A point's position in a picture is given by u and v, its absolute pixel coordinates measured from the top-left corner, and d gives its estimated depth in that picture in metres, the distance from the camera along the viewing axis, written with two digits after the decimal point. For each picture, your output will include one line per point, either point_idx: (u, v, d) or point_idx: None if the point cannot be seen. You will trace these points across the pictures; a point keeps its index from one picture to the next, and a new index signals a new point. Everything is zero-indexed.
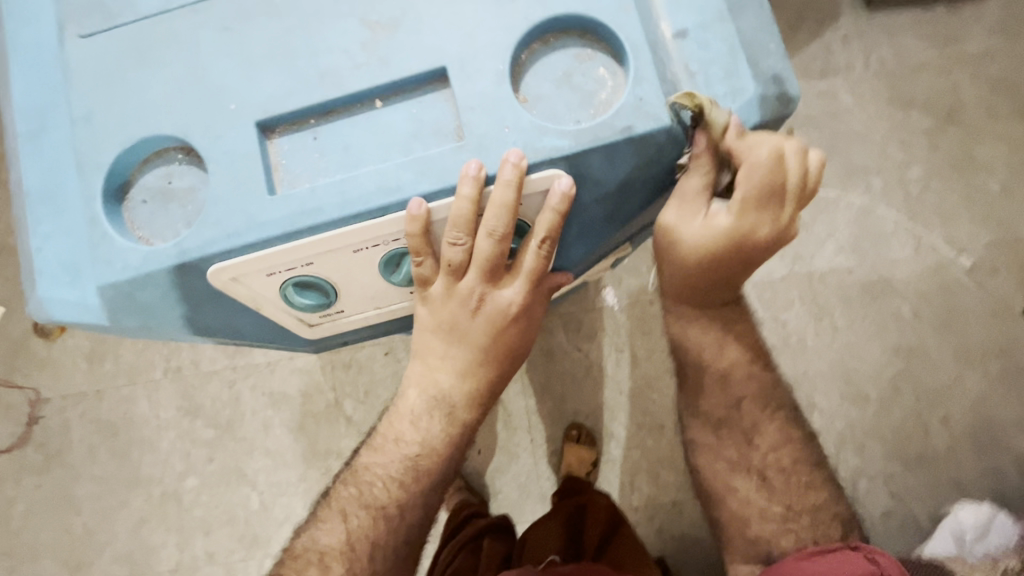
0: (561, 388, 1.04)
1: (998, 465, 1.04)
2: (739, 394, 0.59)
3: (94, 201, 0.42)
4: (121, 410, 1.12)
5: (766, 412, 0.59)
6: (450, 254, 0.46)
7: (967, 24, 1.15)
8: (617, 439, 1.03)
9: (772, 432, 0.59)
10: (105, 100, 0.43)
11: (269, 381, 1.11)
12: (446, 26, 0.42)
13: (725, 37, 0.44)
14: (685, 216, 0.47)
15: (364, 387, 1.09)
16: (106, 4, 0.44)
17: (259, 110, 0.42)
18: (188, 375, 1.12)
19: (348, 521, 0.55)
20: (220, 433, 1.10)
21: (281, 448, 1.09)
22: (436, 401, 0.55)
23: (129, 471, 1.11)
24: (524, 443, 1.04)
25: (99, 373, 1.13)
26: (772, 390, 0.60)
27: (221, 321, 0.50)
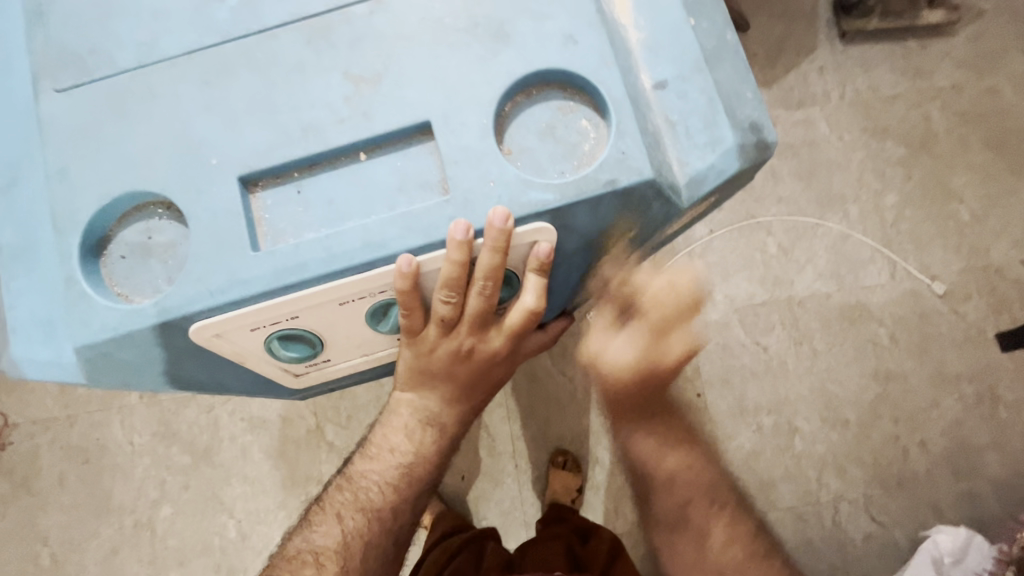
0: (545, 412, 1.04)
1: (972, 489, 1.06)
2: (682, 496, 0.54)
3: (71, 259, 0.41)
4: (94, 435, 1.09)
5: (715, 511, 0.54)
6: (441, 309, 0.43)
7: (936, 58, 1.19)
8: (600, 463, 1.03)
9: (727, 534, 0.54)
10: (82, 156, 0.42)
11: (248, 406, 1.08)
12: (429, 80, 0.42)
13: (704, 88, 0.43)
14: (607, 343, 0.51)
15: (345, 412, 1.07)
16: (85, 58, 0.44)
17: (242, 164, 0.41)
18: (164, 400, 1.09)
19: (343, 523, 0.53)
20: (197, 459, 1.07)
21: (260, 475, 1.06)
22: (430, 422, 0.52)
23: (101, 499, 1.07)
24: (508, 469, 1.03)
25: (72, 398, 1.10)
26: (718, 486, 0.55)
27: (202, 374, 0.49)
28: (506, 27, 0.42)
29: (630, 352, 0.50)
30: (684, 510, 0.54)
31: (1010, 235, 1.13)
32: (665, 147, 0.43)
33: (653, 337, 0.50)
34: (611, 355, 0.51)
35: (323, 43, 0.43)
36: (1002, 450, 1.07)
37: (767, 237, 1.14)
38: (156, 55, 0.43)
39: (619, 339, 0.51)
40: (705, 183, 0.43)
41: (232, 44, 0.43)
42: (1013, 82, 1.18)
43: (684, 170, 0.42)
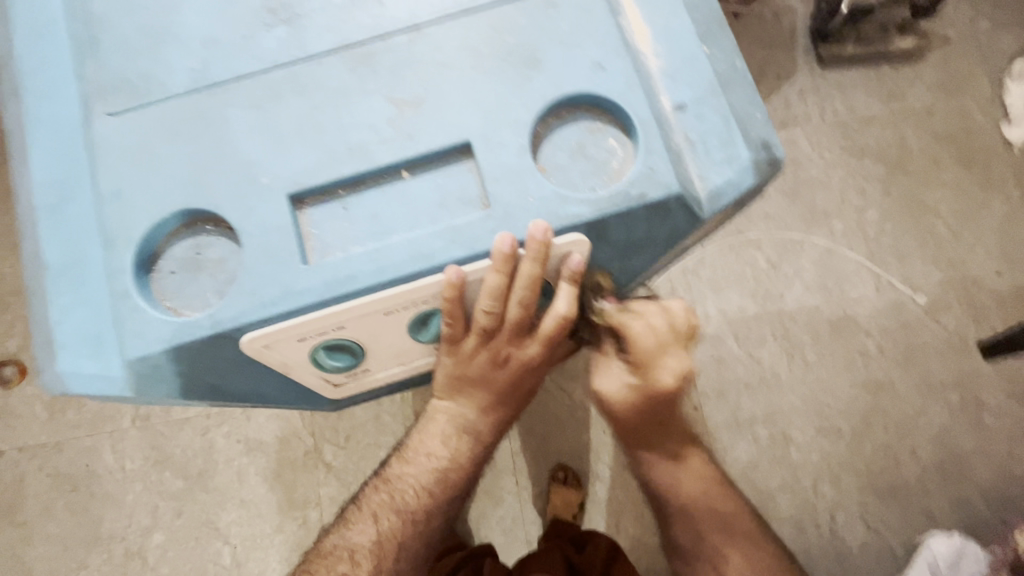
0: (545, 428, 1.05)
1: (963, 495, 1.09)
2: (698, 529, 0.66)
3: (124, 275, 0.43)
4: (82, 462, 1.07)
5: (730, 540, 0.66)
6: (482, 319, 0.46)
7: (909, 81, 1.27)
8: (600, 479, 1.04)
9: (741, 563, 0.65)
10: (134, 176, 0.44)
11: (244, 428, 1.08)
12: (467, 104, 0.45)
13: (719, 110, 0.47)
14: (627, 321, 0.53)
15: (344, 432, 1.07)
16: (136, 83, 0.46)
17: (291, 182, 0.44)
18: (158, 423, 1.08)
19: (378, 523, 0.54)
20: (191, 484, 1.06)
21: (257, 498, 1.05)
22: (465, 429, 0.53)
23: (90, 528, 1.05)
24: (509, 487, 1.04)
25: (62, 423, 1.09)
26: (735, 522, 0.67)
27: (244, 386, 0.49)
28: (537, 54, 0.45)
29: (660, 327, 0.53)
30: (700, 541, 0.67)
31: (985, 248, 1.19)
32: (687, 164, 0.45)
33: (649, 363, 0.54)
34: (608, 387, 0.57)
35: (367, 69, 0.45)
36: (989, 454, 1.11)
37: (755, 252, 1.18)
38: (208, 80, 0.46)
39: (613, 369, 0.57)
40: (724, 197, 0.46)
41: (279, 69, 0.46)
42: (980, 103, 1.26)
43: (705, 185, 0.45)
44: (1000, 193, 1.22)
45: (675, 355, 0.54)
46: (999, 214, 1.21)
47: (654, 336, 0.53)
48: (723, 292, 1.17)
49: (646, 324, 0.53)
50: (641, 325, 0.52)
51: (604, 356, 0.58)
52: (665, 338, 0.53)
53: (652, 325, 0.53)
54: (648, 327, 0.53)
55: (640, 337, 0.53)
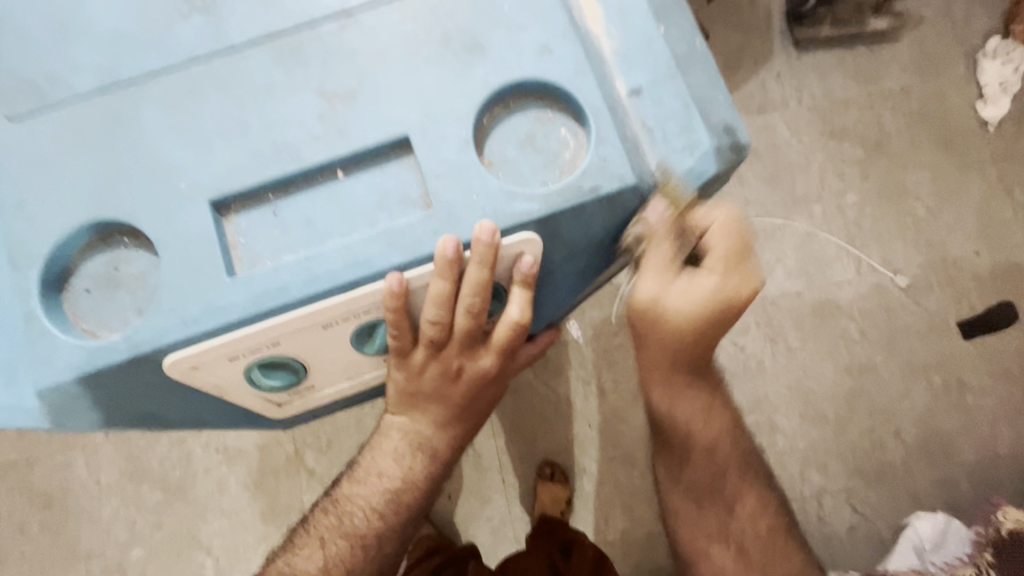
0: (531, 423, 1.03)
1: (947, 476, 1.09)
2: (717, 467, 0.61)
3: (30, 295, 0.39)
4: (54, 479, 1.03)
5: (745, 483, 0.62)
6: (429, 330, 0.42)
7: (885, 62, 1.25)
8: (588, 473, 1.02)
9: (755, 508, 0.61)
10: (37, 187, 0.40)
11: (221, 437, 1.04)
12: (405, 95, 0.41)
13: (678, 95, 0.43)
14: (664, 283, 0.48)
15: (324, 438, 1.03)
16: (37, 83, 0.42)
17: (213, 188, 0.40)
18: (130, 436, 1.04)
19: (326, 548, 0.50)
20: (168, 497, 1.02)
21: (237, 508, 1.02)
22: (419, 446, 0.50)
23: (65, 547, 1.01)
24: (495, 485, 1.01)
25: (30, 440, 1.04)
26: (754, 460, 0.63)
27: (177, 410, 0.46)
28: (480, 38, 0.42)
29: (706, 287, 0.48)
30: (718, 480, 0.61)
31: (964, 228, 1.18)
32: (644, 152, 0.42)
33: (724, 268, 0.48)
34: (671, 300, 0.49)
35: (293, 61, 0.42)
36: (974, 434, 1.11)
37: None
38: (117, 77, 0.41)
39: (679, 283, 0.48)
40: (685, 187, 0.43)
41: (197, 64, 0.42)
42: (955, 83, 1.24)
43: (663, 175, 0.42)
44: (976, 173, 1.21)
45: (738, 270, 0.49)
46: (977, 194, 1.20)
47: (727, 242, 0.48)
48: None
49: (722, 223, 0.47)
50: (720, 227, 0.47)
51: (651, 255, 0.47)
52: (728, 255, 0.48)
53: (721, 233, 0.48)
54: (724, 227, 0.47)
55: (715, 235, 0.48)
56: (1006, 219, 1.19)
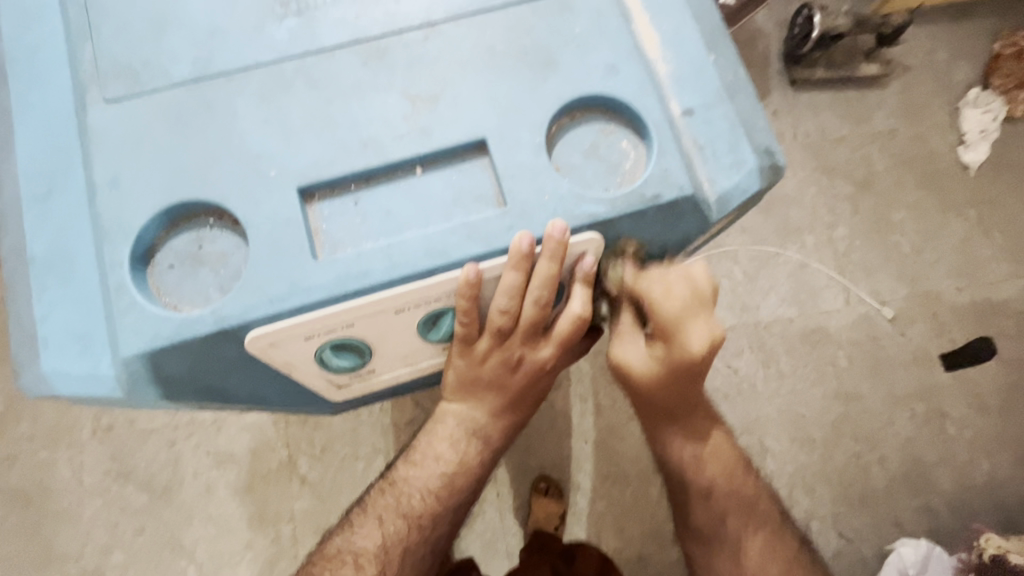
0: (527, 438, 1.05)
1: (928, 503, 1.13)
2: (722, 510, 0.63)
3: (120, 268, 0.40)
4: (38, 476, 1.02)
5: (750, 529, 0.63)
6: (498, 319, 0.45)
7: (874, 105, 1.33)
8: (582, 490, 1.04)
9: (762, 547, 0.63)
10: (132, 165, 0.42)
11: (214, 440, 1.03)
12: (481, 102, 0.44)
13: (726, 117, 0.47)
14: (627, 347, 0.49)
15: (320, 443, 1.03)
16: (136, 70, 0.44)
17: (301, 175, 0.42)
18: (121, 434, 1.03)
19: (383, 527, 0.52)
20: (155, 499, 1.01)
21: (225, 514, 1.01)
22: (474, 433, 0.52)
23: (43, 547, 0.99)
24: (490, 498, 1.03)
25: (15, 435, 1.03)
26: (756, 505, 0.64)
27: (240, 388, 0.47)
28: (552, 54, 0.46)
29: (681, 294, 0.45)
30: (721, 524, 0.63)
31: (946, 266, 1.25)
32: (696, 167, 0.46)
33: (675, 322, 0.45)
34: (631, 360, 0.49)
35: (380, 63, 0.45)
36: (954, 463, 1.15)
37: (732, 266, 1.23)
38: (213, 68, 0.44)
39: (636, 346, 0.49)
40: (732, 201, 0.46)
41: (290, 61, 0.44)
42: (939, 128, 1.33)
43: (714, 188, 0.46)
44: (956, 214, 1.28)
45: (703, 321, 0.45)
46: (959, 233, 1.27)
47: (677, 303, 0.44)
48: None
49: (662, 289, 0.44)
50: (662, 293, 0.44)
51: (622, 325, 0.50)
52: (689, 304, 0.45)
53: (671, 291, 0.44)
54: (664, 293, 0.44)
55: (661, 303, 0.45)
56: (985, 257, 1.26)
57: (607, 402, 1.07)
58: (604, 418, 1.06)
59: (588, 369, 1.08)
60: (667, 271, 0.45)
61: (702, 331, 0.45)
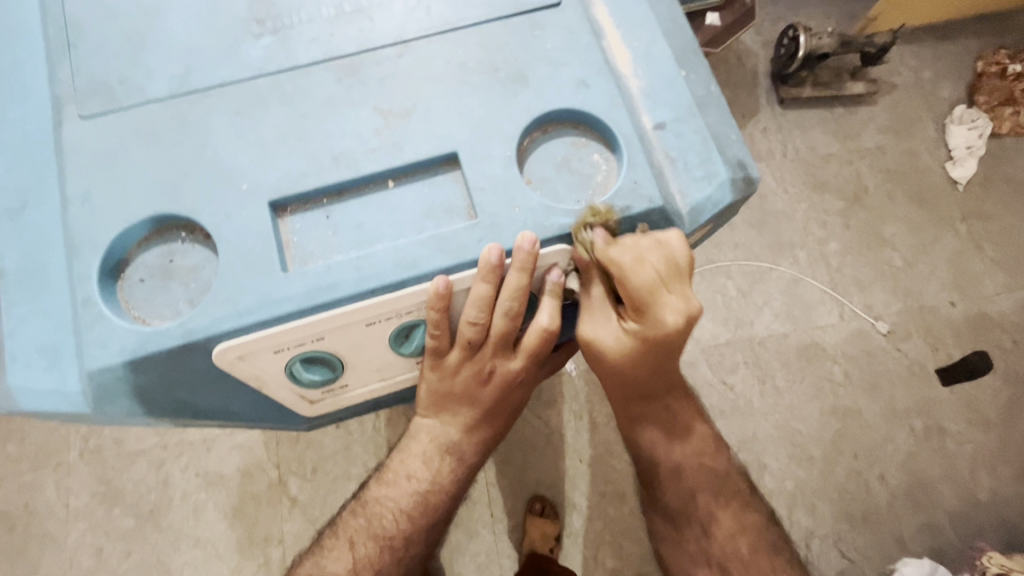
0: (521, 457, 1.04)
1: (932, 521, 1.11)
2: (693, 484, 0.62)
3: (89, 282, 0.40)
4: (23, 498, 1.00)
5: (720, 502, 0.62)
6: (468, 330, 0.45)
7: (862, 122, 1.35)
8: (578, 509, 1.02)
9: (733, 529, 0.61)
10: (105, 181, 0.42)
11: (204, 460, 1.02)
12: (454, 117, 0.45)
13: (698, 130, 0.48)
14: (598, 326, 0.47)
15: (311, 463, 1.02)
16: (113, 88, 0.45)
17: (273, 190, 0.43)
18: (109, 455, 1.02)
19: (354, 549, 0.51)
20: (142, 522, 0.99)
21: (213, 537, 0.99)
22: (448, 448, 0.52)
23: (26, 572, 0.97)
24: (483, 520, 1.01)
25: (2, 456, 1.02)
26: (726, 478, 0.63)
27: (212, 402, 0.47)
28: (524, 71, 0.46)
29: (655, 257, 0.42)
30: (691, 500, 0.62)
31: (939, 280, 1.25)
32: (667, 180, 0.46)
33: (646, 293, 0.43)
34: (604, 338, 0.47)
35: (353, 80, 0.46)
36: (956, 480, 1.14)
37: (726, 281, 1.23)
38: (188, 85, 0.45)
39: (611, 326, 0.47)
40: (704, 212, 0.47)
41: (264, 78, 0.45)
42: (927, 144, 1.34)
43: (686, 200, 0.46)
44: (948, 228, 1.29)
45: (678, 290, 0.43)
46: (951, 247, 1.27)
47: (648, 271, 0.42)
48: None
49: (634, 255, 0.42)
50: (632, 262, 0.42)
51: (591, 300, 0.48)
52: (663, 273, 0.43)
53: (642, 261, 0.42)
54: (636, 258, 0.42)
55: (630, 274, 0.43)
56: (978, 271, 1.26)
57: (602, 419, 1.06)
58: (600, 436, 1.05)
59: (581, 386, 1.08)
60: (639, 239, 0.43)
61: (671, 303, 0.44)
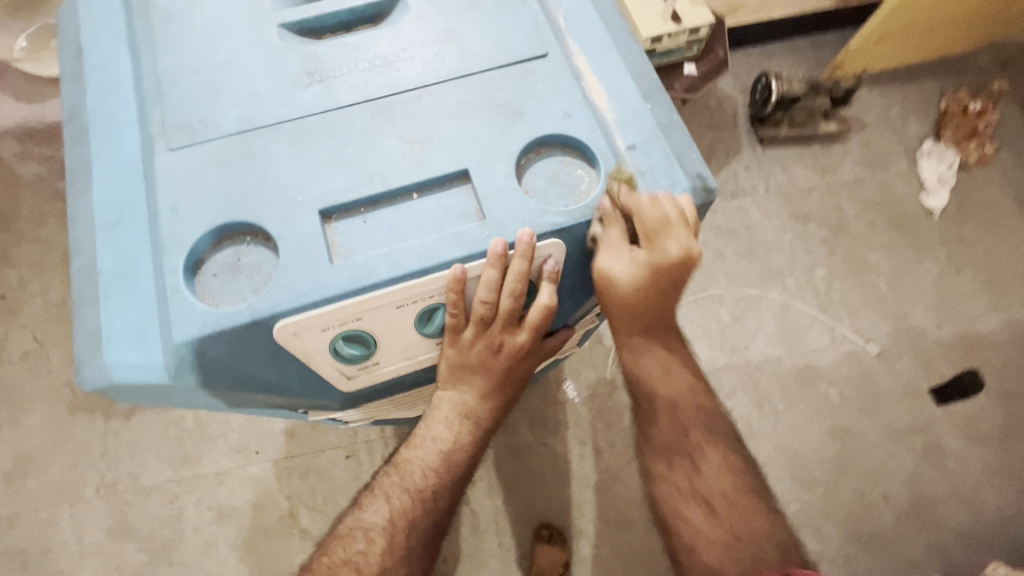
0: (529, 487, 1.15)
1: (938, 542, 1.16)
2: (683, 424, 0.67)
3: (176, 275, 0.50)
4: (37, 535, 1.14)
5: (709, 444, 0.66)
6: (480, 310, 0.54)
7: (838, 157, 1.49)
8: (584, 536, 1.13)
9: (719, 463, 0.65)
10: (188, 197, 0.53)
11: (215, 494, 1.16)
12: (466, 142, 0.56)
13: (662, 150, 0.59)
14: (616, 258, 0.56)
15: (321, 494, 1.16)
16: (194, 126, 0.56)
17: (322, 201, 0.53)
18: (123, 491, 1.16)
19: (390, 503, 0.62)
20: (153, 556, 1.13)
21: (224, 568, 1.12)
22: (465, 414, 0.62)
23: None
24: (492, 546, 1.12)
25: (21, 491, 1.17)
26: (715, 425, 0.68)
27: (266, 376, 0.56)
28: (520, 106, 0.58)
29: (663, 204, 0.55)
30: (682, 434, 0.66)
31: (925, 303, 1.34)
32: (639, 189, 0.57)
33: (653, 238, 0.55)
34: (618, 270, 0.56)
35: (384, 116, 0.57)
36: (960, 499, 1.19)
37: (719, 308, 1.32)
38: (254, 122, 0.57)
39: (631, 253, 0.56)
40: (671, 214, 0.57)
41: (314, 116, 0.57)
42: (902, 176, 1.47)
43: (655, 204, 0.57)
44: (930, 255, 1.39)
45: (681, 234, 0.55)
46: (933, 272, 1.37)
47: (662, 212, 0.55)
48: (694, 345, 1.29)
49: (647, 198, 0.55)
50: (648, 201, 0.55)
51: (607, 237, 0.56)
52: (675, 219, 0.55)
53: (656, 203, 0.55)
54: (651, 199, 0.55)
55: (647, 209, 0.55)
56: (962, 293, 1.35)
57: (604, 446, 1.18)
58: (603, 463, 1.17)
59: (585, 414, 1.21)
60: (657, 194, 0.56)
61: (681, 238, 0.55)
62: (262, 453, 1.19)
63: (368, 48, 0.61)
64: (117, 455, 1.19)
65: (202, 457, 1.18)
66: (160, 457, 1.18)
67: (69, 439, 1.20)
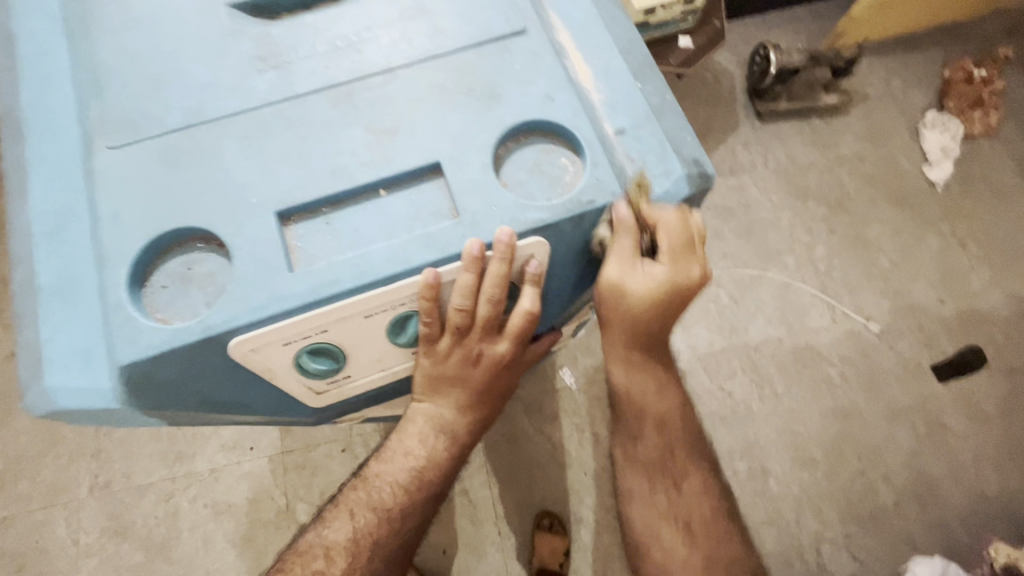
0: (527, 475, 1.13)
1: (940, 520, 1.14)
2: (667, 443, 0.68)
3: (119, 289, 0.46)
4: (32, 537, 1.11)
5: (690, 466, 0.69)
6: (456, 317, 0.50)
7: (838, 131, 1.43)
8: (584, 524, 1.11)
9: (698, 487, 0.68)
10: (130, 201, 0.48)
11: (211, 491, 1.13)
12: (437, 132, 0.51)
13: (654, 134, 0.53)
14: (626, 271, 0.54)
15: (318, 488, 1.14)
16: (136, 121, 0.51)
17: (279, 202, 0.48)
18: (118, 490, 1.13)
19: (355, 520, 0.59)
20: (151, 556, 1.10)
21: (223, 566, 1.10)
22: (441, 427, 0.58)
23: None
24: (491, 538, 1.09)
25: (12, 496, 1.13)
26: (693, 452, 0.70)
27: (228, 393, 0.52)
28: (497, 89, 0.53)
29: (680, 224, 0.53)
30: (668, 454, 0.68)
31: (926, 279, 1.30)
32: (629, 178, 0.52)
33: (673, 257, 0.53)
34: (636, 283, 0.54)
35: (347, 104, 0.52)
36: (961, 477, 1.16)
37: (717, 290, 1.28)
38: (203, 115, 0.51)
39: (641, 268, 0.54)
40: (664, 206, 0.52)
41: (269, 107, 0.52)
42: (903, 149, 1.41)
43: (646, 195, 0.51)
44: (932, 229, 1.34)
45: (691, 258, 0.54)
46: (935, 246, 1.33)
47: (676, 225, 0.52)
48: (691, 329, 1.25)
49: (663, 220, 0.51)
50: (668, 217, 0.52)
51: (618, 244, 0.52)
52: (679, 246, 0.53)
53: (673, 224, 0.52)
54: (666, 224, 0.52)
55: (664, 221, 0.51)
56: (965, 268, 1.31)
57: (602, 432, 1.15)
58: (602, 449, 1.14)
59: (581, 402, 1.17)
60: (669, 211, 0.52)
61: (691, 263, 0.55)
62: (255, 450, 1.16)
63: (329, 29, 0.55)
64: (109, 455, 1.15)
65: (195, 455, 1.15)
66: (152, 456, 1.15)
67: (59, 441, 1.17)
